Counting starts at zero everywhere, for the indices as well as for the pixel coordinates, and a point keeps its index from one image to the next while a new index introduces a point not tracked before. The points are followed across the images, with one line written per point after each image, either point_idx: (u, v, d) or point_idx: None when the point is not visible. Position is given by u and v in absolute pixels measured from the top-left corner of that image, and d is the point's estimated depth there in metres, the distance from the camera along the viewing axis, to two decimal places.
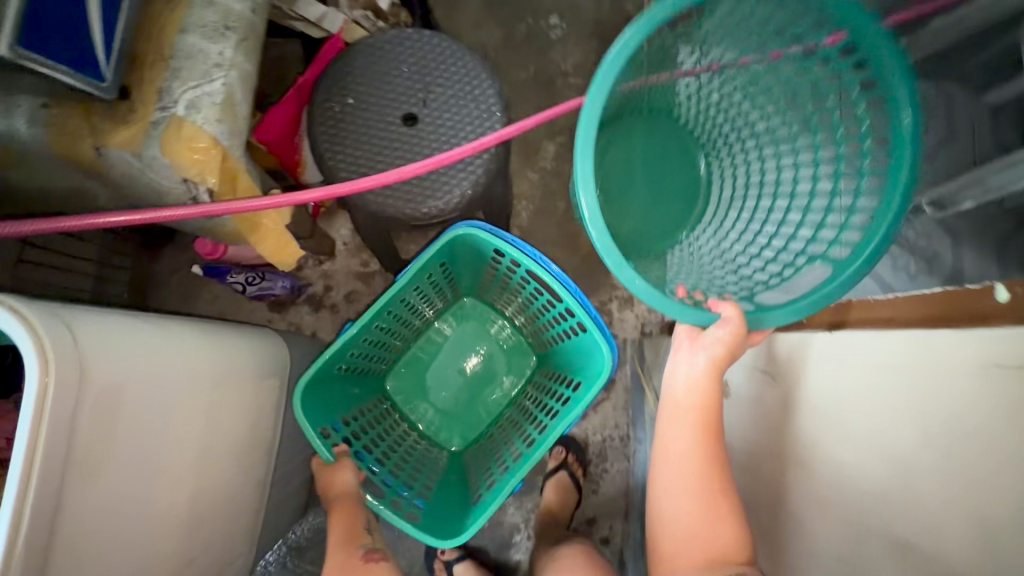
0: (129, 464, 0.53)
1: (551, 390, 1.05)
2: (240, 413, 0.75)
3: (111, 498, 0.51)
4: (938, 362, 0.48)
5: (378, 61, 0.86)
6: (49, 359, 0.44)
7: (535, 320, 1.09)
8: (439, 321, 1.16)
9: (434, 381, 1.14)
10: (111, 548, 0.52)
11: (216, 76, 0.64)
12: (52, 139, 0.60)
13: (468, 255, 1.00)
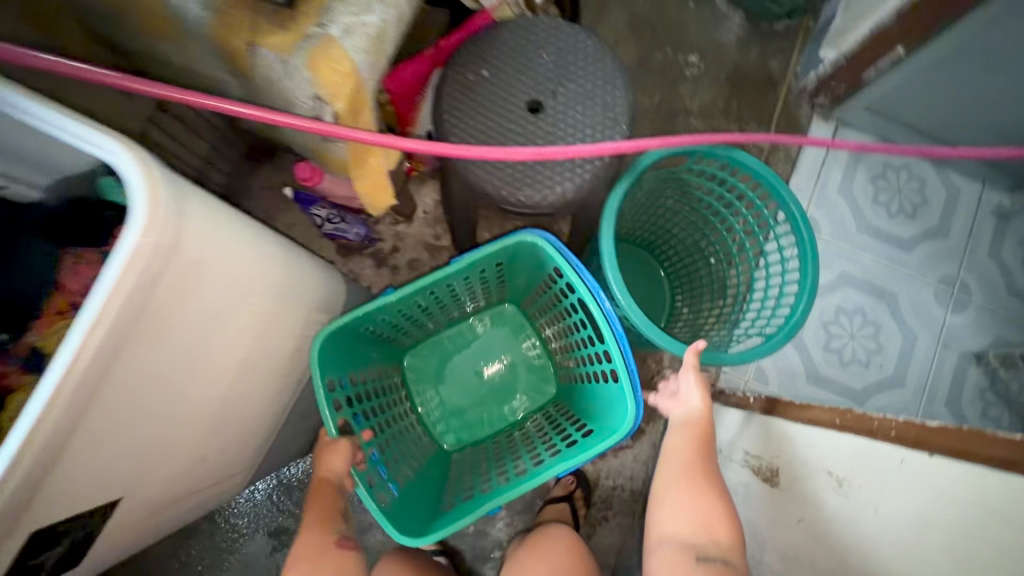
0: (182, 344, 0.53)
1: (563, 428, 1.01)
2: (288, 334, 0.76)
3: (154, 371, 0.51)
4: (932, 469, 0.59)
5: (521, 42, 0.86)
6: (153, 220, 0.44)
7: (570, 351, 1.04)
8: (475, 319, 1.14)
9: (449, 377, 1.12)
10: (138, 419, 0.52)
11: (376, 10, 0.65)
12: (216, 26, 0.63)
13: (527, 263, 0.96)
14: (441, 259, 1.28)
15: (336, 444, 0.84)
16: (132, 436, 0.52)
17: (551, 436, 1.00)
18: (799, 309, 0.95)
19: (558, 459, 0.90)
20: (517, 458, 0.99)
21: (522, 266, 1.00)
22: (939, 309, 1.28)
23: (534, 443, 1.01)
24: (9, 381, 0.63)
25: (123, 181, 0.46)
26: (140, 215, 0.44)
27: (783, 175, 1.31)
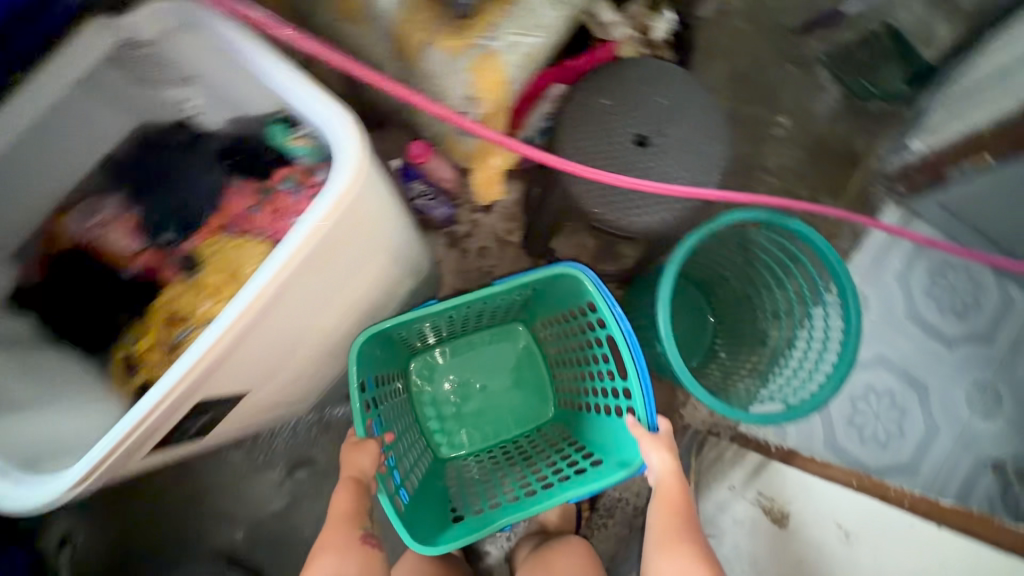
0: (331, 281, 0.65)
1: (563, 451, 1.11)
2: (385, 289, 0.87)
3: (309, 297, 0.64)
4: (936, 540, 0.70)
5: (640, 81, 0.95)
6: (354, 182, 0.56)
7: (574, 382, 1.15)
8: (483, 335, 1.24)
9: (452, 387, 1.22)
10: (286, 331, 0.65)
11: (534, 35, 0.76)
12: (401, 20, 0.72)
13: (558, 294, 1.07)
14: (507, 253, 1.39)
15: (363, 442, 0.92)
16: (278, 343, 0.65)
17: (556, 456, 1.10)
18: (827, 387, 1.01)
19: (567, 485, 0.99)
20: (521, 474, 1.09)
21: (550, 295, 1.10)
22: (969, 415, 1.31)
23: (535, 461, 1.11)
24: (167, 276, 0.76)
25: (335, 145, 0.57)
26: (346, 180, 0.56)
27: (845, 250, 1.37)
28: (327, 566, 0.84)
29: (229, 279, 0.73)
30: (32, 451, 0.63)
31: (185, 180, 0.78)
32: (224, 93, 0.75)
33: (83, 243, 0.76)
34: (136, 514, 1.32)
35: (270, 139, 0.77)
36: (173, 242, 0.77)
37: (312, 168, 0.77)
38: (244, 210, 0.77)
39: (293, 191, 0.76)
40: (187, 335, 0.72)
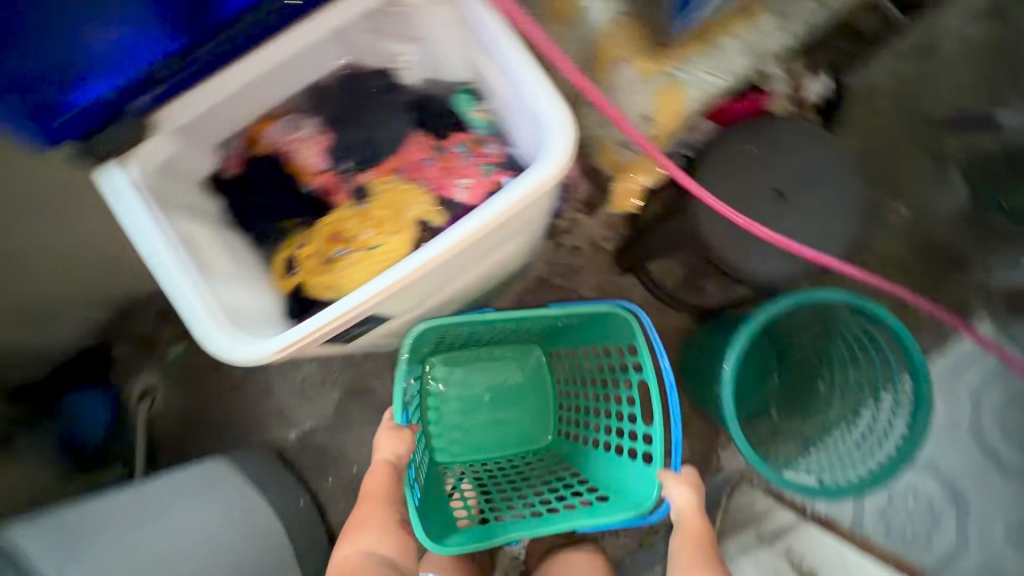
0: (493, 243, 0.75)
1: (562, 479, 1.18)
2: (506, 261, 0.96)
3: (475, 252, 0.74)
4: None
5: (790, 139, 0.99)
6: (559, 170, 0.66)
7: (582, 416, 1.22)
8: (501, 352, 1.29)
9: (458, 396, 1.26)
10: (446, 275, 0.75)
11: (719, 77, 0.82)
12: (607, 33, 0.79)
13: (598, 333, 1.14)
14: (597, 259, 1.46)
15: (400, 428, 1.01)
16: (437, 283, 0.76)
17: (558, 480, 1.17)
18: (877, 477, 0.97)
19: (573, 514, 1.06)
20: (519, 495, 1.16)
21: (587, 332, 1.17)
22: (1004, 548, 1.30)
23: (535, 483, 1.18)
24: (337, 200, 0.86)
25: (547, 134, 0.67)
26: (546, 173, 0.66)
27: (925, 350, 1.37)
28: (372, 539, 0.95)
29: (393, 216, 0.84)
30: (246, 316, 0.74)
31: (372, 122, 0.88)
32: (438, 54, 0.84)
33: (279, 150, 0.88)
34: (209, 391, 1.47)
35: (455, 103, 0.88)
36: (349, 171, 0.87)
37: (483, 139, 0.87)
38: (417, 159, 0.86)
39: (464, 156, 0.86)
40: (344, 253, 0.83)
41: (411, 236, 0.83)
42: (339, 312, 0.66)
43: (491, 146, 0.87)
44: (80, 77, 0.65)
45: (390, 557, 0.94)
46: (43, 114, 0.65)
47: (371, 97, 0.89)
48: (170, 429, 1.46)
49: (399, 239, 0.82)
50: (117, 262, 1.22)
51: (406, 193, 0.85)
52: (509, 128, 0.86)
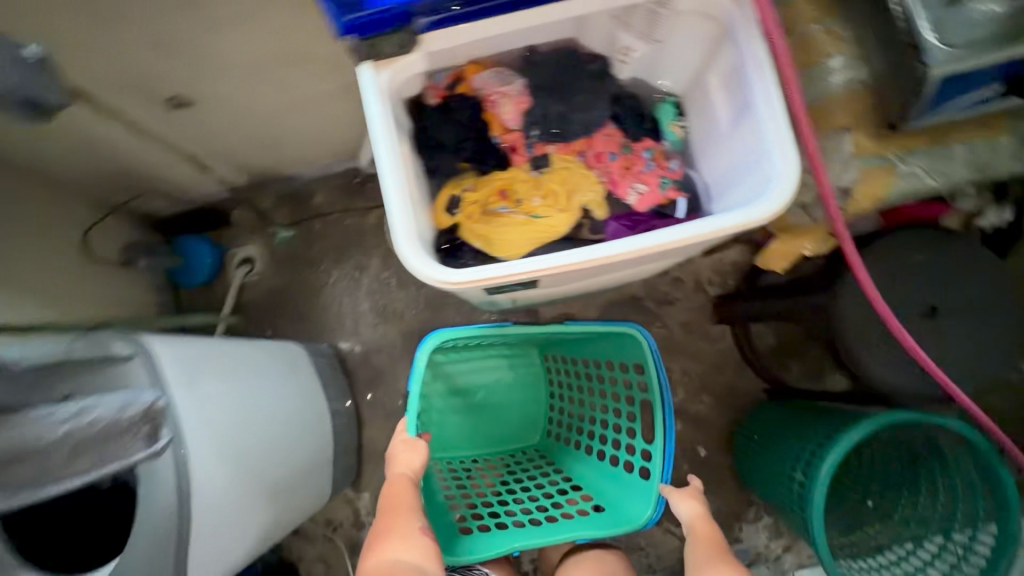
0: (663, 256, 0.77)
1: (553, 480, 1.18)
2: (638, 272, 0.98)
3: (644, 259, 0.76)
4: None
5: (965, 261, 0.95)
6: (773, 214, 0.65)
7: (574, 425, 1.25)
8: (501, 353, 1.31)
9: (454, 394, 1.29)
10: (609, 268, 0.78)
11: (936, 177, 0.79)
12: (835, 99, 0.79)
13: (603, 346, 1.15)
14: (696, 298, 1.45)
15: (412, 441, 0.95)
16: (595, 273, 0.79)
17: (554, 482, 1.17)
18: None
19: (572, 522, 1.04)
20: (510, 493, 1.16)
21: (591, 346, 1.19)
22: None
23: (524, 484, 1.18)
24: (515, 160, 0.90)
25: (769, 175, 0.66)
26: (756, 219, 0.65)
27: None
28: (396, 544, 0.80)
29: (563, 194, 0.86)
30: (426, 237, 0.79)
31: (574, 101, 0.89)
32: (664, 62, 0.85)
33: (479, 97, 0.90)
34: (299, 279, 1.55)
35: (655, 113, 0.90)
36: (535, 140, 0.90)
37: (668, 154, 0.89)
38: (603, 151, 0.88)
39: (648, 165, 0.87)
40: (506, 211, 0.86)
41: (573, 219, 0.86)
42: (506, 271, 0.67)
43: (674, 164, 0.88)
44: None
45: (410, 565, 0.78)
46: None
47: (583, 75, 0.88)
48: (253, 302, 1.55)
49: (562, 217, 0.85)
50: (277, 146, 1.30)
51: (581, 178, 0.88)
52: (700, 153, 0.87)
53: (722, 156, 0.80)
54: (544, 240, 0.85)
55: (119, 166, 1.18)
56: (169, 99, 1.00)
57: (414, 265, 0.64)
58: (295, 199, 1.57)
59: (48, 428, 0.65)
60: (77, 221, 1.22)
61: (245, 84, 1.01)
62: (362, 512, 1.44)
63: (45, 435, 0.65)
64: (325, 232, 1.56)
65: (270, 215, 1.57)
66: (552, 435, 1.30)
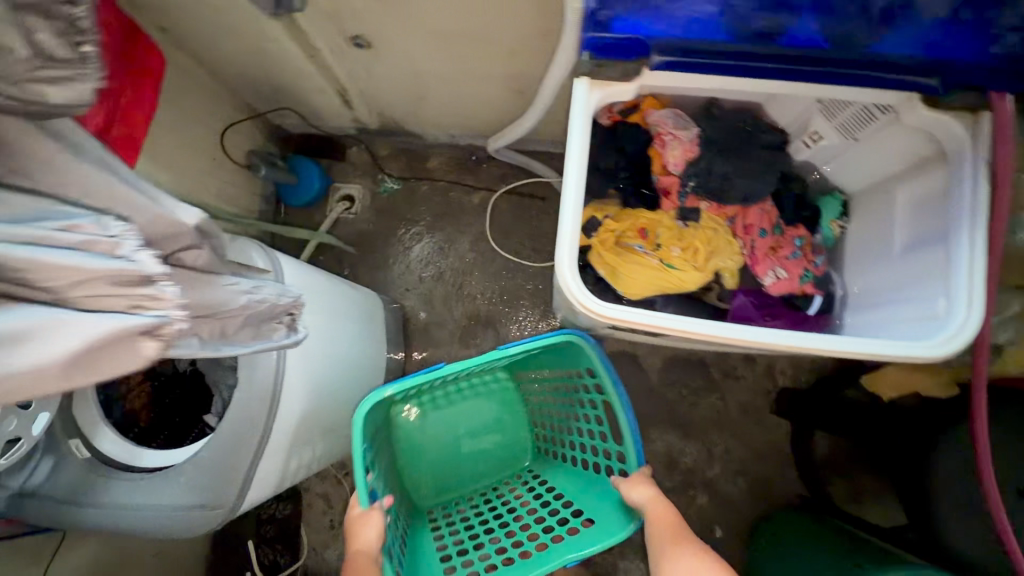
0: (785, 351, 0.76)
1: (545, 501, 1.07)
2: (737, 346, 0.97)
3: (767, 350, 0.75)
4: None
5: None
6: (934, 359, 0.63)
7: (557, 438, 1.14)
8: (468, 386, 1.20)
9: (429, 438, 1.18)
10: (727, 345, 0.77)
11: None
12: None
13: (556, 355, 1.06)
14: (764, 383, 1.42)
15: (364, 516, 0.84)
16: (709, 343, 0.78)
17: (548, 505, 1.06)
18: None
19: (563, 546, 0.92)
20: (502, 527, 1.05)
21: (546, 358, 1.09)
22: None
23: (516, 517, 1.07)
24: (663, 204, 0.89)
25: (940, 320, 0.64)
26: (904, 356, 0.64)
27: None
28: None
29: (703, 252, 0.85)
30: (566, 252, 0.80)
31: (743, 167, 0.87)
32: (852, 160, 0.82)
33: (650, 131, 0.88)
34: (390, 232, 1.59)
35: (817, 203, 0.88)
36: (690, 192, 0.89)
37: (816, 248, 0.87)
38: (754, 224, 0.87)
39: (794, 253, 0.86)
40: (640, 249, 0.86)
41: (705, 280, 0.85)
42: (637, 318, 0.67)
43: (820, 260, 0.87)
44: None
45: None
46: (614, 13, 0.57)
47: (756, 145, 0.87)
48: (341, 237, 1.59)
49: (695, 275, 0.84)
50: (420, 107, 1.33)
51: (723, 243, 0.87)
52: (851, 259, 0.85)
53: (883, 274, 0.78)
54: (668, 290, 0.85)
55: (277, 78, 1.23)
56: (352, 36, 1.04)
57: (564, 282, 0.66)
58: (410, 155, 1.60)
59: (233, 295, 0.59)
60: (223, 115, 1.28)
61: (426, 45, 1.03)
62: None
63: (232, 302, 0.58)
64: (428, 196, 1.59)
65: (383, 162, 1.60)
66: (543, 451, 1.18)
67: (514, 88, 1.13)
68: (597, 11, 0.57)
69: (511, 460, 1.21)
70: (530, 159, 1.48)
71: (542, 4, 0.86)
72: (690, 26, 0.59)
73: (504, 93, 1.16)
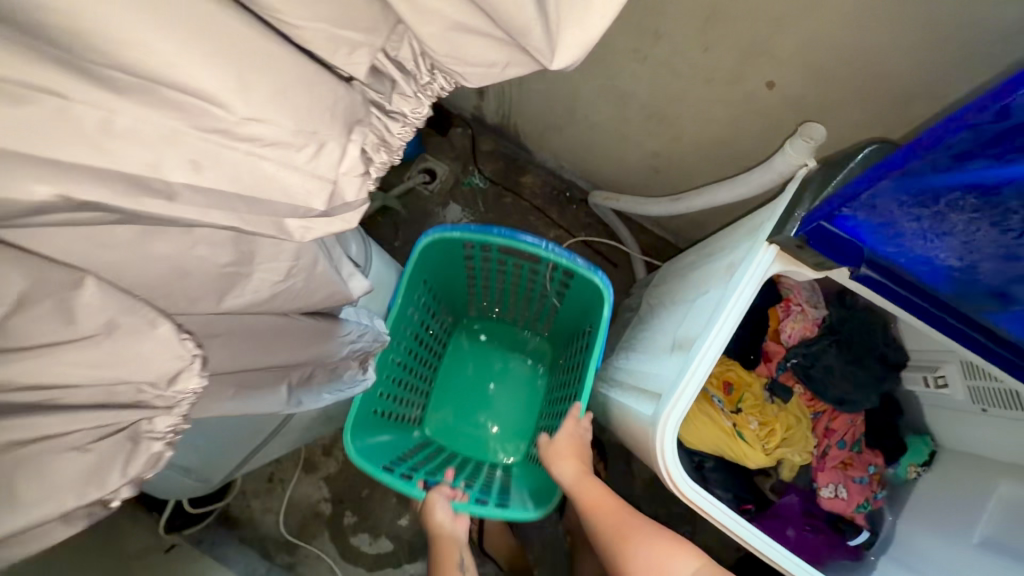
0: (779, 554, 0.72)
1: (574, 345, 1.00)
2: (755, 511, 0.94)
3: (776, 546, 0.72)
4: None
5: None
6: None
7: (538, 308, 1.05)
8: (452, 349, 1.13)
9: (467, 412, 1.09)
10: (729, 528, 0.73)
11: None
12: None
13: (448, 262, 0.97)
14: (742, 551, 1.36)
15: (427, 500, 0.85)
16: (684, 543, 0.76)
17: (579, 349, 0.98)
18: None
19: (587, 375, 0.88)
20: (558, 404, 0.98)
21: (450, 271, 1.00)
22: None
23: (561, 389, 0.99)
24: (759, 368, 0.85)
25: None
26: None
27: None
28: None
29: (778, 437, 0.80)
30: (645, 382, 0.77)
31: (855, 373, 0.81)
32: (965, 425, 0.76)
33: (781, 292, 0.84)
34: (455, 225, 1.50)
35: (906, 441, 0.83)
36: (790, 367, 0.84)
37: (882, 480, 0.84)
38: (836, 430, 0.83)
39: (862, 478, 0.82)
40: (719, 402, 0.81)
41: (765, 463, 0.81)
42: (701, 503, 0.65)
43: (881, 494, 0.83)
44: (932, 237, 0.50)
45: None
46: (854, 221, 0.52)
47: (876, 357, 0.81)
48: (406, 209, 1.50)
49: (759, 456, 0.79)
50: (547, 134, 1.26)
51: (800, 434, 0.82)
52: (913, 505, 0.80)
53: (939, 538, 0.73)
54: (724, 454, 0.81)
55: None
56: None
57: (660, 435, 0.63)
58: (509, 162, 1.52)
59: (337, 346, 0.62)
60: None
61: (598, 94, 0.97)
62: (338, 444, 1.38)
63: (335, 351, 0.62)
64: (508, 210, 1.51)
65: (480, 157, 1.52)
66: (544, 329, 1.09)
67: (657, 166, 1.07)
68: (838, 212, 0.52)
69: (536, 357, 1.12)
70: (622, 225, 1.42)
71: (741, 120, 0.81)
72: (920, 267, 0.54)
73: (642, 165, 1.10)
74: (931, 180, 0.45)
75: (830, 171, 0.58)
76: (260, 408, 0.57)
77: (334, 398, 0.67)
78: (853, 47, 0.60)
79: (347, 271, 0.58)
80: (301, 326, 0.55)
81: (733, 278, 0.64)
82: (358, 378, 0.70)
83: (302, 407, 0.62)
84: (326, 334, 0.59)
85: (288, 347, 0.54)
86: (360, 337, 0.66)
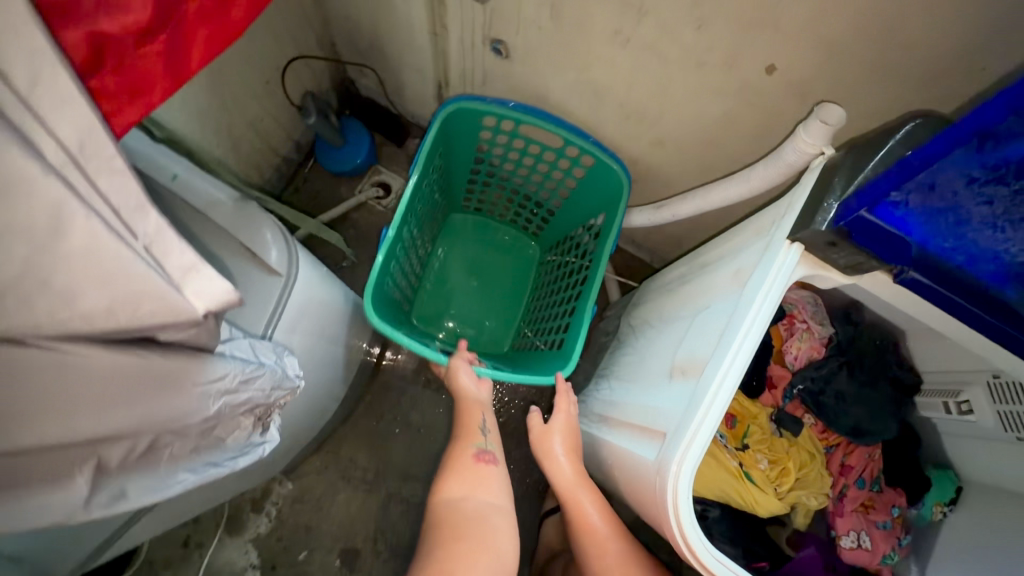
0: None
1: (573, 239, 0.97)
2: None
3: None
4: None
5: None
6: None
7: (536, 206, 1.00)
8: (439, 245, 1.06)
9: (458, 308, 1.04)
10: None
11: None
12: None
13: (456, 139, 0.89)
14: None
15: (448, 365, 0.81)
16: None
17: (575, 248, 0.95)
18: None
19: (601, 257, 0.85)
20: (558, 299, 0.95)
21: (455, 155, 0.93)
22: None
23: (561, 285, 0.96)
24: (762, 398, 0.74)
25: None
26: None
27: None
28: (451, 484, 0.70)
29: (793, 478, 0.69)
30: (640, 416, 0.63)
31: (867, 399, 0.70)
32: (991, 454, 0.66)
33: (783, 307, 0.73)
34: None
35: (928, 474, 0.72)
36: (795, 395, 0.74)
37: (903, 523, 0.74)
38: (854, 468, 0.72)
39: (885, 522, 0.71)
40: (723, 438, 0.69)
41: (781, 511, 0.69)
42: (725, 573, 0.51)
43: (904, 540, 0.73)
44: (1004, 225, 0.40)
45: (504, 509, 0.69)
46: (903, 208, 0.42)
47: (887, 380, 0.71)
48: (357, 225, 1.34)
49: (774, 502, 0.67)
50: None
51: (813, 476, 0.70)
52: (941, 552, 0.69)
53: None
54: (733, 502, 0.69)
55: (379, 30, 1.04)
56: (490, 38, 0.86)
57: (671, 486, 0.50)
58: None
59: (203, 401, 0.42)
60: (300, 40, 1.07)
61: (572, 91, 0.87)
62: (270, 498, 1.16)
63: (196, 411, 0.42)
64: None
65: None
66: (535, 233, 1.06)
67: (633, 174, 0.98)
68: (886, 197, 0.42)
69: (528, 257, 1.07)
70: None
71: (730, 115, 0.73)
72: (981, 264, 0.44)
73: None
74: (1016, 148, 0.35)
75: (863, 153, 0.48)
76: (36, 518, 0.35)
77: (194, 481, 0.45)
78: (868, 15, 0.52)
79: (177, 265, 0.37)
80: (123, 371, 0.36)
81: (744, 291, 0.53)
82: (255, 441, 0.52)
83: (126, 502, 0.40)
84: (171, 380, 0.39)
85: (63, 415, 0.34)
86: (246, 385, 0.46)
